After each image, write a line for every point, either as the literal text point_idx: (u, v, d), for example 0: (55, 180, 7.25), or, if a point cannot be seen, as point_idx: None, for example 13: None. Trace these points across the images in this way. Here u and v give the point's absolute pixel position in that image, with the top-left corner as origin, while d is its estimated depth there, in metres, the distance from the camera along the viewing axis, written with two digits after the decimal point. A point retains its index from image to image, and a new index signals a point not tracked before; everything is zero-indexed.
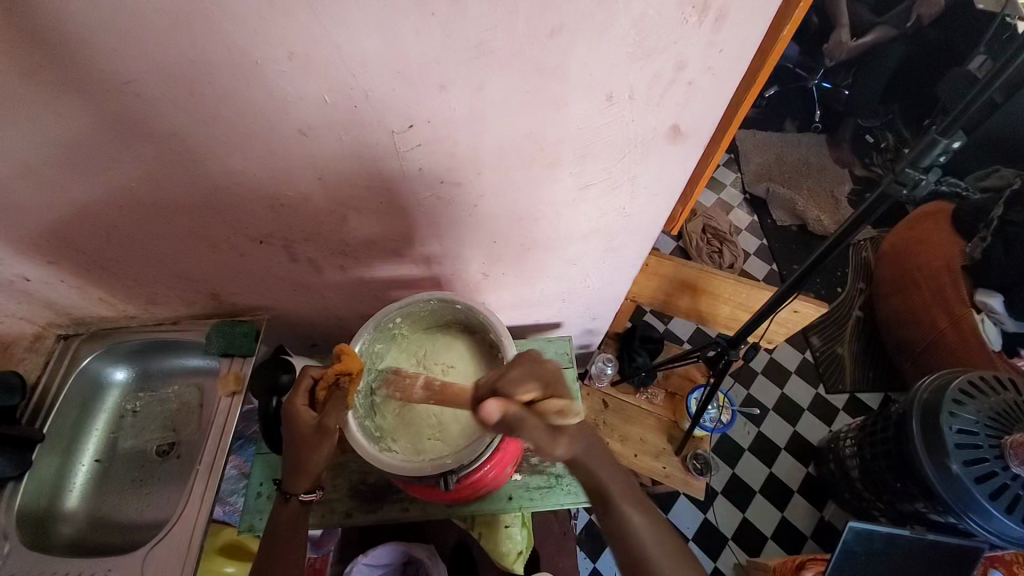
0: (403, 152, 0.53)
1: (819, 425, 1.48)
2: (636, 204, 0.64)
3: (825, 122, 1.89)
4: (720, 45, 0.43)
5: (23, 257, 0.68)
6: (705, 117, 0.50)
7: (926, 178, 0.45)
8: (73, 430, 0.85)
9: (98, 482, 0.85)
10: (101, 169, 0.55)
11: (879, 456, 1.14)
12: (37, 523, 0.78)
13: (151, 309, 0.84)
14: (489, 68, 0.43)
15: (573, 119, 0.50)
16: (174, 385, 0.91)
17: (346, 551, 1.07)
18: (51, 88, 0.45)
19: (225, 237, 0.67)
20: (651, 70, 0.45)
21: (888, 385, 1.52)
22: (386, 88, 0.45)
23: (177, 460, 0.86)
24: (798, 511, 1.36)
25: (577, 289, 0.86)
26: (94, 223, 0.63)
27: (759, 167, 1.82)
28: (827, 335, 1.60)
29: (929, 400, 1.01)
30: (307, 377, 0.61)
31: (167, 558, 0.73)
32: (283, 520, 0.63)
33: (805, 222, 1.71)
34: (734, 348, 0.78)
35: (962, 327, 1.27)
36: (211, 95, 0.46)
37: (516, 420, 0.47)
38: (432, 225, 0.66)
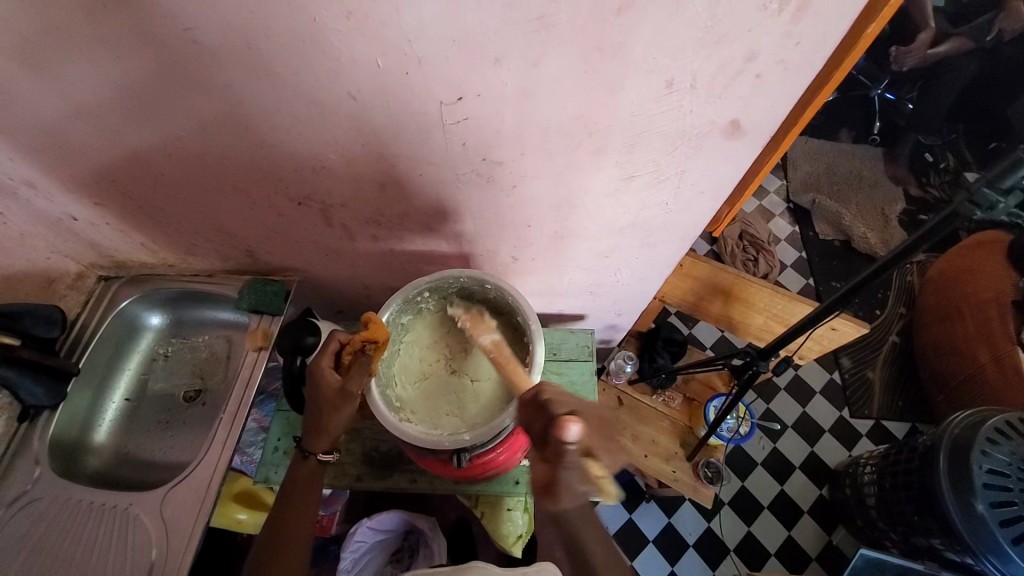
0: (449, 125, 0.52)
1: (839, 448, 1.43)
2: (681, 200, 0.62)
3: (884, 136, 1.78)
4: (797, 37, 0.40)
5: (73, 196, 0.71)
6: (767, 114, 0.48)
7: (1004, 202, 0.42)
8: (107, 367, 0.88)
9: (125, 419, 0.89)
10: (153, 117, 0.56)
11: (899, 487, 1.10)
12: (67, 451, 0.82)
13: (189, 259, 0.87)
14: (549, 42, 0.42)
15: (627, 104, 0.48)
16: (204, 335, 0.94)
17: (352, 513, 1.10)
18: (112, 31, 0.46)
19: (265, 195, 0.67)
20: (719, 59, 0.42)
21: (916, 416, 1.47)
22: (439, 56, 0.44)
23: (201, 407, 0.89)
24: (805, 532, 1.33)
25: (607, 282, 0.85)
26: (141, 169, 0.65)
27: (807, 175, 1.75)
28: (859, 359, 1.55)
29: (960, 436, 0.96)
30: (335, 340, 0.62)
31: (184, 500, 0.76)
32: (299, 476, 0.64)
33: (849, 238, 1.64)
34: (764, 359, 0.76)
35: (1004, 364, 1.20)
36: (265, 51, 0.46)
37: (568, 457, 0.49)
38: (469, 203, 0.65)
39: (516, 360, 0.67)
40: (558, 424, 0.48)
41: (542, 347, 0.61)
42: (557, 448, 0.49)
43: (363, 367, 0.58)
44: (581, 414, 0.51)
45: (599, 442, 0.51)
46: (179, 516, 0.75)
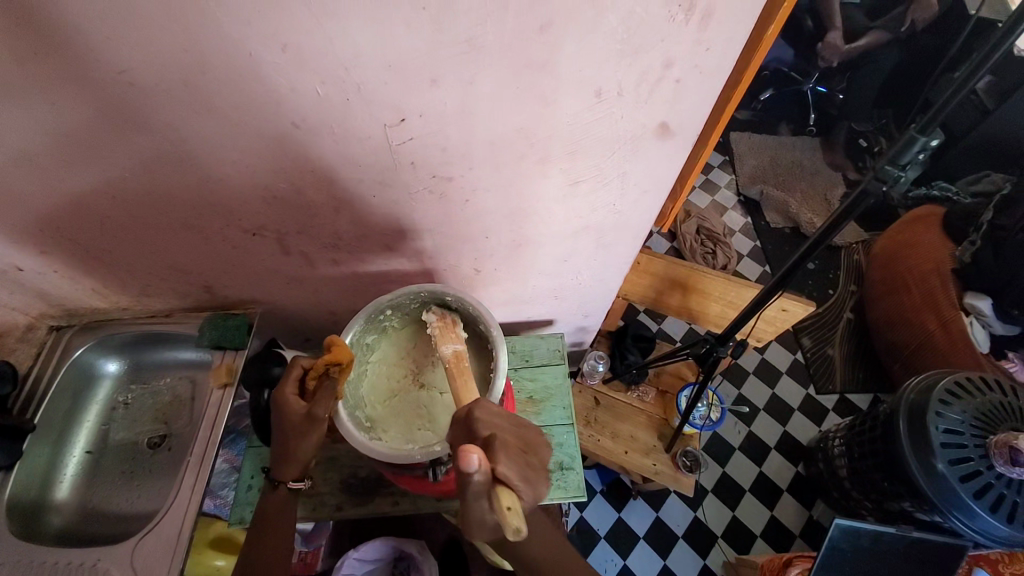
0: (396, 146, 0.54)
1: (810, 425, 1.49)
2: (627, 200, 0.65)
3: (819, 125, 1.89)
4: (707, 43, 0.44)
5: (16, 247, 0.69)
6: (693, 115, 0.51)
7: (905, 175, 0.46)
8: (63, 421, 0.85)
9: (87, 473, 0.85)
10: (94, 160, 0.55)
11: (867, 455, 1.15)
12: (26, 514, 0.78)
13: (145, 301, 0.85)
14: (480, 61, 0.44)
15: (563, 114, 0.50)
16: (166, 378, 0.91)
17: (337, 544, 1.07)
18: (44, 77, 0.46)
19: (219, 229, 0.67)
20: (640, 67, 0.45)
21: (877, 386, 1.54)
22: (378, 81, 0.46)
23: (168, 452, 0.86)
24: (787, 511, 1.37)
25: (569, 285, 0.87)
26: (86, 213, 0.63)
27: (753, 169, 1.84)
28: (818, 336, 1.63)
29: (916, 400, 1.02)
30: (297, 366, 0.61)
31: (156, 550, 0.73)
32: (271, 508, 0.63)
33: (798, 225, 1.72)
34: (723, 344, 0.79)
35: (950, 329, 1.29)
36: (204, 87, 0.47)
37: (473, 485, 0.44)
38: (425, 221, 0.66)
39: (481, 366, 0.68)
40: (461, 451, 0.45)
41: (504, 351, 0.63)
42: (461, 480, 0.45)
43: (325, 394, 0.58)
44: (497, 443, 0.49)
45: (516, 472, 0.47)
46: (153, 567, 0.73)
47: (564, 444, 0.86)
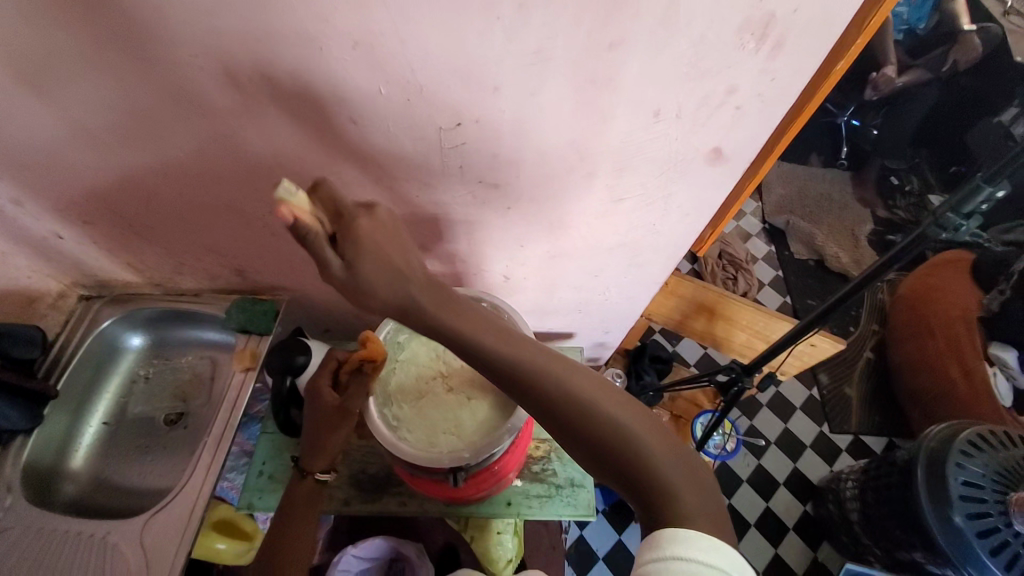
0: (446, 149, 0.54)
1: (820, 464, 1.46)
2: (667, 221, 0.64)
3: (851, 160, 1.87)
4: (773, 72, 0.44)
5: (61, 216, 0.70)
6: (748, 142, 0.51)
7: (966, 224, 0.45)
8: (84, 391, 0.86)
9: (102, 444, 0.86)
10: (151, 138, 0.57)
11: (880, 501, 1.12)
12: (40, 479, 0.79)
13: (176, 279, 0.86)
14: (546, 74, 0.44)
15: (616, 133, 0.50)
16: (187, 355, 0.92)
17: (335, 538, 1.07)
18: (118, 54, 0.47)
19: (261, 216, 0.68)
20: (702, 92, 0.45)
21: (894, 431, 1.50)
22: (440, 85, 0.46)
23: (183, 430, 0.87)
24: (792, 549, 1.35)
25: (594, 300, 0.87)
26: (133, 189, 0.65)
27: (780, 199, 1.83)
28: (836, 374, 1.60)
29: (935, 449, 1.00)
30: (334, 359, 0.65)
31: (165, 528, 0.74)
32: (297, 500, 0.61)
33: (822, 257, 1.71)
34: (748, 375, 0.78)
35: (974, 379, 1.26)
36: (269, 75, 0.47)
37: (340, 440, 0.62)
38: (463, 225, 0.67)
39: None
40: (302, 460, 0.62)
41: None
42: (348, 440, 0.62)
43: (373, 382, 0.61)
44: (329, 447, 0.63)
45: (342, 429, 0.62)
46: (161, 544, 0.73)
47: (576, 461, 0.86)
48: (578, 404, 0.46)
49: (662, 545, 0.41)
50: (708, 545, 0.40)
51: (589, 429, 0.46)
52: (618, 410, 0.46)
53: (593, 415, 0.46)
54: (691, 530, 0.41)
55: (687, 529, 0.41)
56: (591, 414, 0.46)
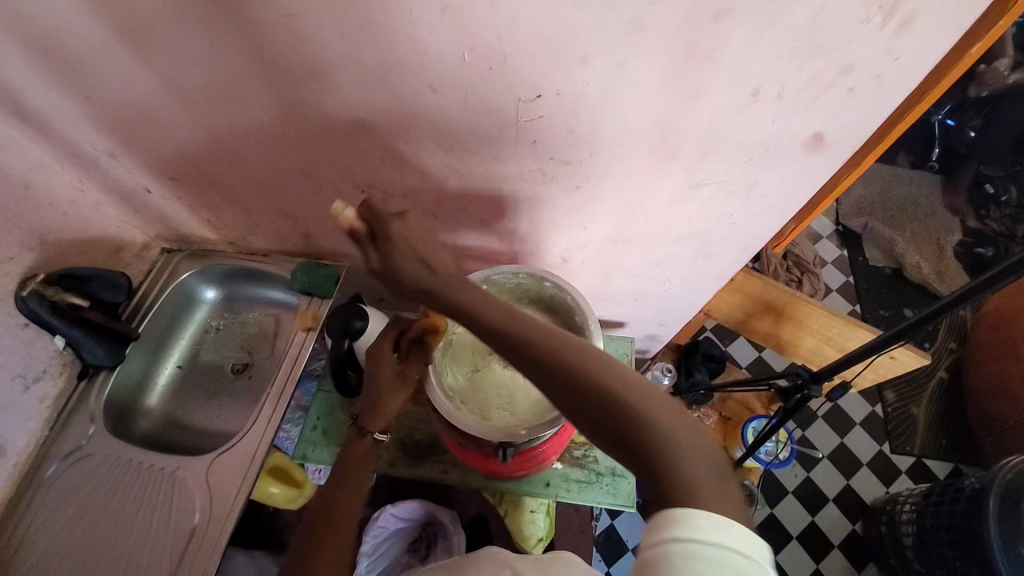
0: (522, 122, 0.53)
1: (875, 483, 1.38)
2: (745, 212, 0.61)
3: (943, 161, 1.69)
4: (897, 52, 0.39)
5: (152, 171, 0.75)
6: (854, 130, 0.47)
7: None
8: (163, 335, 0.92)
9: (176, 386, 0.93)
10: (238, 99, 0.59)
11: (941, 529, 1.05)
12: (122, 412, 0.86)
13: (248, 238, 0.90)
14: (639, 46, 0.42)
15: (706, 112, 0.47)
16: (254, 311, 0.97)
17: (375, 497, 1.11)
18: (216, 12, 0.48)
19: (332, 181, 0.69)
20: (811, 71, 0.42)
21: (960, 457, 1.40)
22: (526, 53, 0.45)
23: (247, 380, 0.92)
24: (834, 567, 1.29)
25: (654, 291, 0.84)
26: (217, 147, 0.68)
27: (858, 200, 1.70)
28: (904, 392, 1.48)
29: (1013, 481, 0.91)
30: (396, 323, 0.64)
31: (228, 468, 0.79)
32: (356, 456, 0.64)
33: (901, 266, 1.59)
34: (817, 382, 0.73)
35: None
36: (356, 38, 0.47)
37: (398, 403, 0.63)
38: (528, 202, 0.66)
39: None
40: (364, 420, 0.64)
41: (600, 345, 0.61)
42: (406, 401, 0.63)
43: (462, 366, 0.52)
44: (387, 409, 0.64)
45: (399, 392, 0.62)
46: (223, 483, 0.78)
47: None
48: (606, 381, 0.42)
49: (671, 527, 0.36)
50: (729, 528, 0.35)
51: (612, 413, 0.41)
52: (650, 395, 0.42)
53: (611, 386, 0.42)
54: (720, 516, 0.36)
55: (705, 511, 0.36)
56: (617, 397, 0.41)
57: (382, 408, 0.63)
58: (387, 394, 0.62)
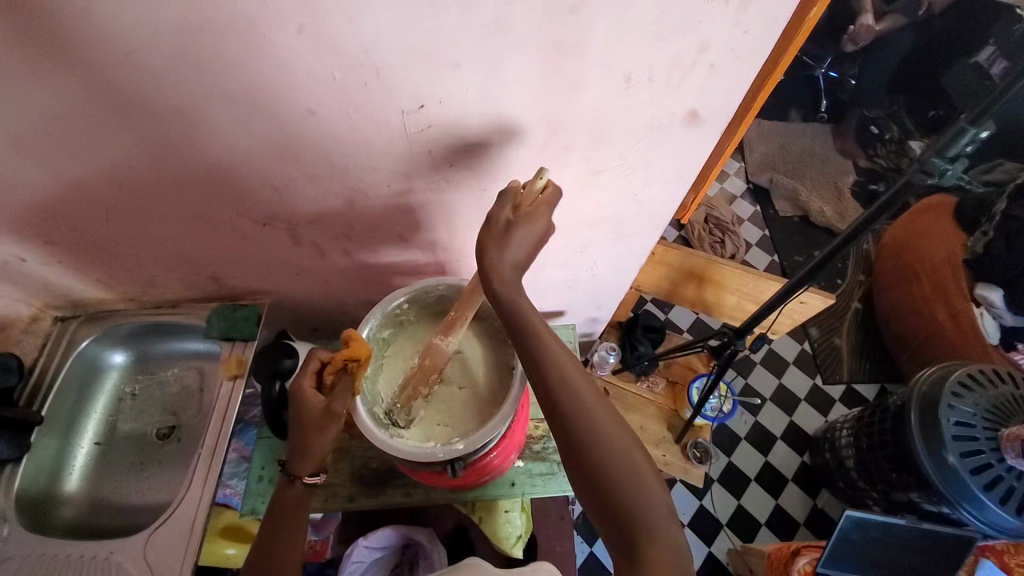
0: (412, 133, 0.51)
1: (816, 415, 1.49)
2: (648, 190, 0.63)
3: (831, 112, 1.85)
4: (745, 25, 0.42)
5: (17, 238, 0.67)
6: (725, 102, 0.49)
7: (952, 168, 0.44)
8: (71, 413, 0.84)
9: (96, 464, 0.84)
10: (100, 147, 0.53)
11: (875, 447, 1.15)
12: (38, 506, 0.78)
13: (151, 291, 0.83)
14: (508, 44, 0.42)
15: (588, 100, 0.48)
16: (173, 368, 0.90)
17: (345, 533, 1.07)
18: (48, 60, 0.43)
19: (228, 219, 0.65)
20: (674, 51, 0.43)
21: (885, 376, 1.54)
22: (398, 64, 0.44)
23: (177, 443, 0.86)
24: (792, 500, 1.38)
25: (583, 277, 0.86)
26: (89, 202, 0.61)
27: (763, 156, 1.82)
28: (826, 327, 1.61)
29: (927, 392, 1.01)
30: (315, 359, 0.61)
31: (169, 541, 0.73)
32: (289, 505, 0.61)
33: (807, 213, 1.71)
34: (741, 338, 0.77)
35: (961, 321, 1.29)
36: (214, 69, 0.44)
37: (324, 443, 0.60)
38: (440, 211, 0.65)
39: (499, 359, 0.66)
40: (293, 465, 0.61)
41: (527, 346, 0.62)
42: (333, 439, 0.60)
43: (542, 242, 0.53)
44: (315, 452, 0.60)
45: (326, 432, 0.59)
46: (165, 558, 0.72)
47: None
48: (602, 447, 0.46)
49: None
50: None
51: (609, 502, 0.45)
52: (639, 467, 0.46)
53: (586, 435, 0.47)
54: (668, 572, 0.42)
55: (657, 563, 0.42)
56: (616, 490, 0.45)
57: (311, 451, 0.60)
58: (313, 436, 0.59)
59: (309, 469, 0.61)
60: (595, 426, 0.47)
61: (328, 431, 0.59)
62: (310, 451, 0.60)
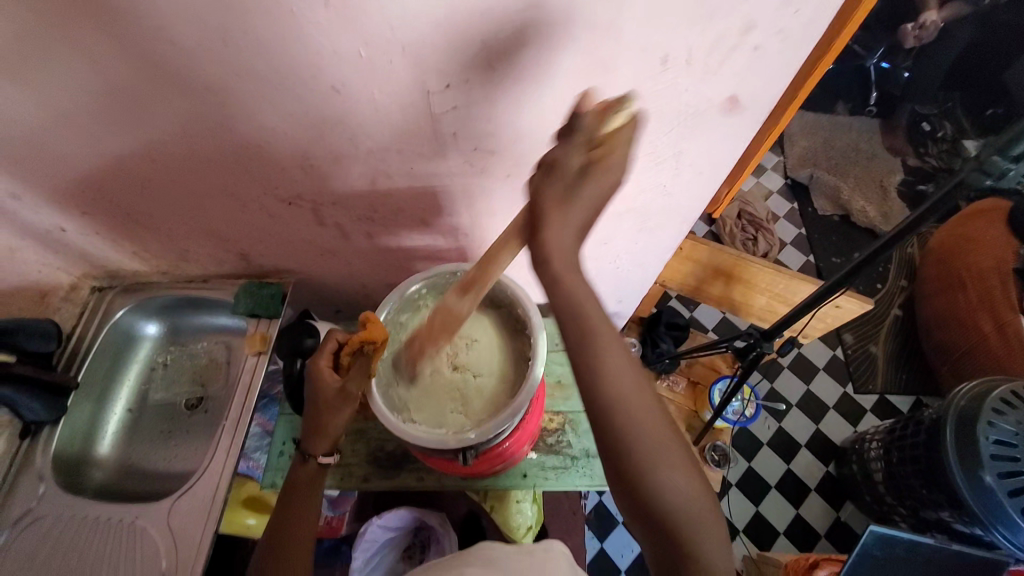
0: (437, 115, 0.50)
1: (844, 425, 1.43)
2: (679, 182, 0.60)
3: (880, 107, 1.74)
4: (795, 5, 0.39)
5: (59, 207, 0.69)
6: (766, 89, 0.46)
7: (1015, 168, 0.40)
8: (105, 379, 0.87)
9: (128, 429, 0.88)
10: (135, 121, 0.54)
11: (906, 462, 1.10)
12: (73, 465, 0.82)
13: (182, 266, 0.85)
14: (538, 23, 0.40)
15: (621, 85, 0.46)
16: (202, 341, 0.93)
17: (361, 511, 1.09)
18: (86, 33, 0.44)
19: (255, 197, 0.66)
20: (715, 32, 0.41)
21: (922, 389, 1.46)
22: (425, 42, 0.43)
23: (203, 414, 0.88)
24: (814, 510, 1.34)
25: (607, 269, 0.84)
26: (124, 175, 0.63)
27: (803, 151, 1.74)
28: (861, 333, 1.54)
29: (964, 408, 0.96)
30: (332, 340, 0.62)
31: (190, 508, 0.76)
32: (302, 481, 0.61)
33: (849, 213, 1.63)
34: (768, 340, 0.74)
35: (1007, 333, 1.20)
36: (244, 46, 0.44)
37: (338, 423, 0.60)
38: (463, 196, 0.64)
39: (515, 349, 0.66)
40: (307, 443, 0.61)
41: (543, 337, 0.61)
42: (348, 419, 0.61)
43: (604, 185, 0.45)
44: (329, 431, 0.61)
45: (341, 412, 0.60)
46: (187, 524, 0.75)
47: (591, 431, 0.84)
48: (631, 423, 0.42)
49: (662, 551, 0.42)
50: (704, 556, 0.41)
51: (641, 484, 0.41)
52: (667, 447, 0.42)
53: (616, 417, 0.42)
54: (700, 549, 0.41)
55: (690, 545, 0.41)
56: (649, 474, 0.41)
57: (325, 430, 0.60)
58: (328, 414, 0.60)
59: (323, 449, 0.61)
60: (619, 389, 0.42)
61: (342, 411, 0.60)
62: (324, 430, 0.60)
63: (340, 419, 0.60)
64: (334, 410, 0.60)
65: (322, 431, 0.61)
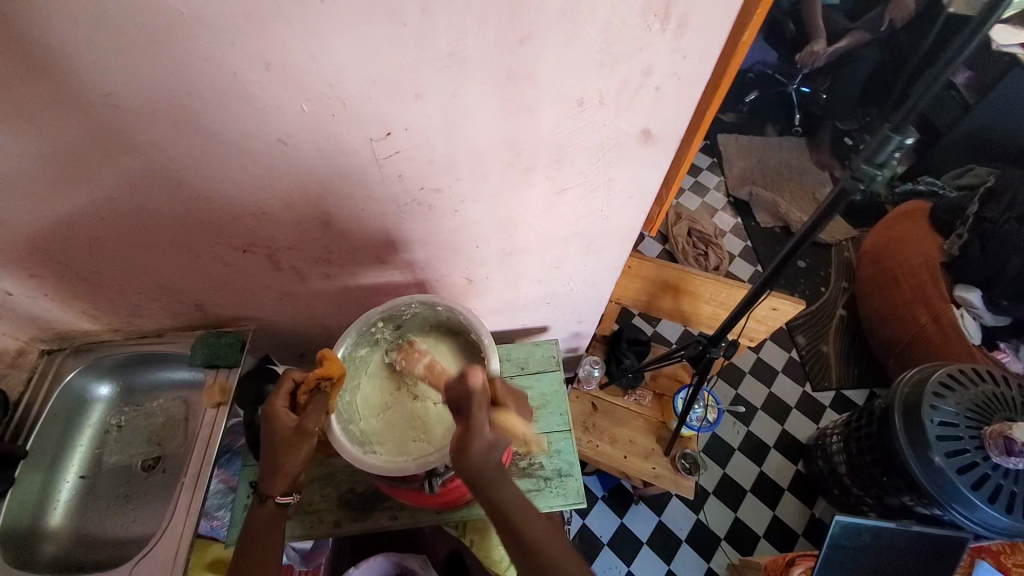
0: (382, 159, 0.54)
1: (808, 423, 1.49)
2: (613, 206, 0.65)
3: (805, 126, 1.94)
4: (683, 51, 0.45)
5: (5, 272, 0.68)
6: (674, 122, 0.52)
7: (881, 174, 0.46)
8: (57, 445, 0.84)
9: (81, 498, 0.84)
10: (82, 181, 0.55)
11: (864, 452, 1.15)
12: (21, 542, 0.77)
13: (137, 322, 0.84)
14: (463, 75, 0.45)
15: (545, 124, 0.51)
16: (159, 399, 0.91)
17: (337, 562, 1.05)
18: (32, 103, 0.46)
19: (209, 247, 0.67)
20: (619, 76, 0.46)
21: (874, 382, 1.55)
22: (362, 96, 0.46)
23: (162, 474, 0.86)
24: (788, 510, 1.37)
25: (562, 292, 0.88)
26: (73, 235, 0.63)
27: (741, 170, 1.87)
28: (812, 334, 1.64)
29: (909, 395, 1.03)
30: (289, 379, 0.62)
31: (152, 573, 0.72)
32: (257, 528, 0.60)
33: (787, 223, 1.74)
34: (716, 345, 0.79)
35: (942, 322, 1.30)
36: (191, 107, 0.47)
37: (297, 462, 0.60)
38: (415, 233, 0.67)
39: (472, 371, 0.69)
40: (263, 486, 0.61)
41: (496, 358, 0.64)
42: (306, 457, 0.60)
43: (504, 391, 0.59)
44: (283, 475, 0.60)
45: (299, 451, 0.59)
46: None
47: (562, 450, 0.86)
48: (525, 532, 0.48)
49: None
50: None
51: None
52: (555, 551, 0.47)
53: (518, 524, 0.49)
54: None
55: None
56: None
57: (283, 473, 0.60)
58: (286, 456, 0.59)
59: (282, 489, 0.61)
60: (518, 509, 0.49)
61: (299, 451, 0.59)
62: (281, 473, 0.60)
63: (298, 459, 0.60)
64: (293, 451, 0.59)
65: (279, 474, 0.60)
